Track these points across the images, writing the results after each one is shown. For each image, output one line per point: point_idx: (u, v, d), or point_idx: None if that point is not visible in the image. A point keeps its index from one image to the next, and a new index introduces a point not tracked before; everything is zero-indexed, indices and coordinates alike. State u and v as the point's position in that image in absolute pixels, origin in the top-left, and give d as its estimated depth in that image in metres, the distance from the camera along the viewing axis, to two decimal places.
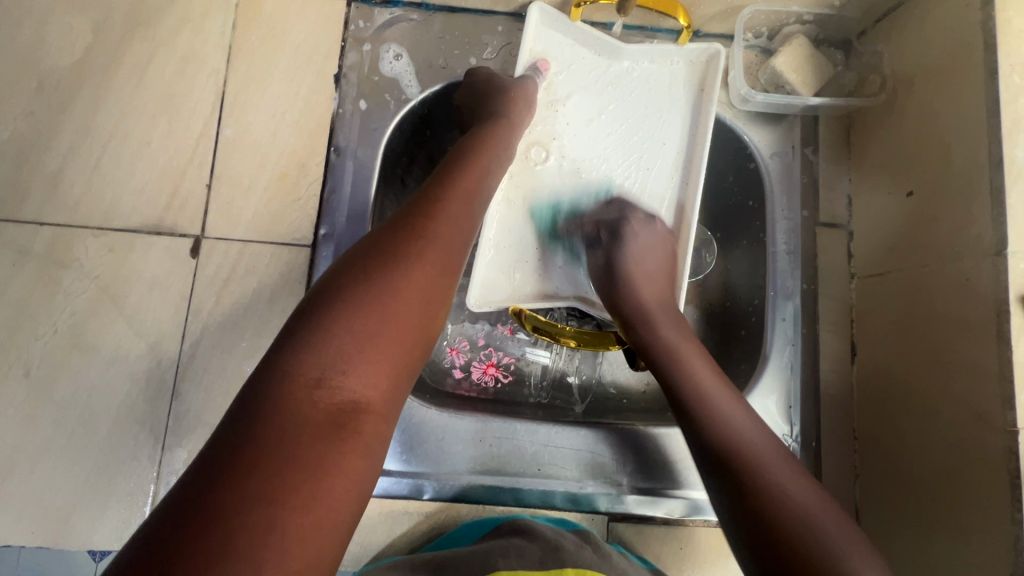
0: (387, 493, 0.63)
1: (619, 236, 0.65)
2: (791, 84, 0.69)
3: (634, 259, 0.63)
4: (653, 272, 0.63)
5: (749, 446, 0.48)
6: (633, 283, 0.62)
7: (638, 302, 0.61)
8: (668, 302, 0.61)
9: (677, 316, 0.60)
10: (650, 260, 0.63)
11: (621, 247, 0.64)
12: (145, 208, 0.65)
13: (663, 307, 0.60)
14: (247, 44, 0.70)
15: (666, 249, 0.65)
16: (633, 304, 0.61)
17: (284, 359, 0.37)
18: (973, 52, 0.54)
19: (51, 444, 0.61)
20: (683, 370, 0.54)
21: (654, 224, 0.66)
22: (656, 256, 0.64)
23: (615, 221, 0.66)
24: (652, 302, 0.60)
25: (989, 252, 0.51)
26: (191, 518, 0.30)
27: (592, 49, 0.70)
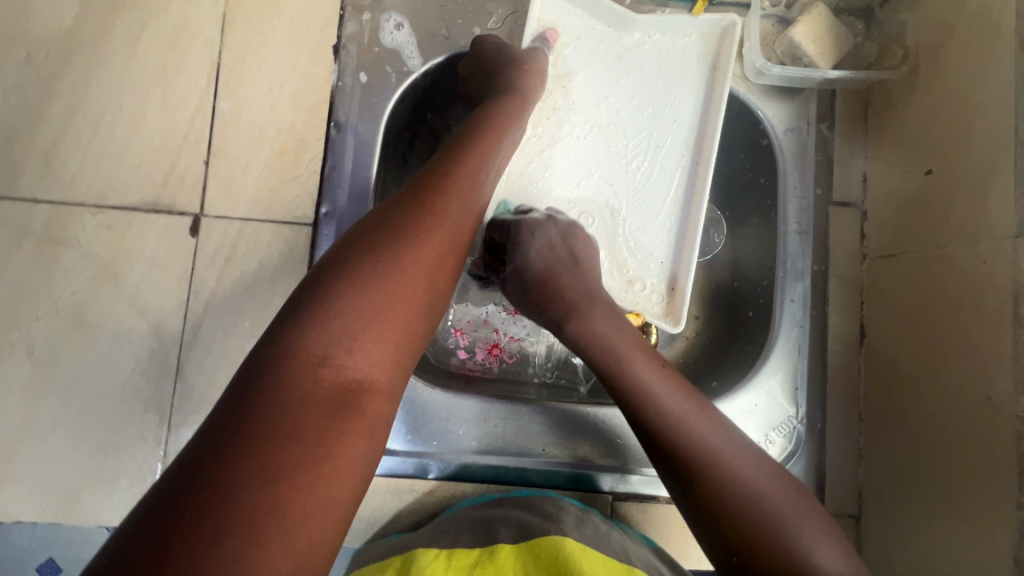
0: (392, 472, 0.64)
1: (524, 235, 0.59)
2: (808, 56, 0.66)
3: (543, 256, 0.58)
4: (571, 264, 0.58)
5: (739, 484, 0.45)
6: (552, 283, 0.57)
7: (597, 336, 0.53)
8: (618, 317, 0.55)
9: (611, 309, 0.55)
10: (557, 253, 0.58)
11: (524, 248, 0.58)
12: (142, 185, 0.64)
13: (586, 300, 0.56)
14: (241, 13, 0.67)
15: (570, 239, 0.60)
16: (560, 304, 0.56)
17: (288, 335, 0.36)
18: (1004, 22, 0.52)
19: (57, 423, 0.61)
20: (677, 423, 0.47)
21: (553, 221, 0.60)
22: (568, 248, 0.59)
23: (512, 225, 0.60)
24: (582, 304, 0.55)
25: (1009, 234, 0.50)
26: (194, 492, 0.30)
27: (601, 19, 0.67)
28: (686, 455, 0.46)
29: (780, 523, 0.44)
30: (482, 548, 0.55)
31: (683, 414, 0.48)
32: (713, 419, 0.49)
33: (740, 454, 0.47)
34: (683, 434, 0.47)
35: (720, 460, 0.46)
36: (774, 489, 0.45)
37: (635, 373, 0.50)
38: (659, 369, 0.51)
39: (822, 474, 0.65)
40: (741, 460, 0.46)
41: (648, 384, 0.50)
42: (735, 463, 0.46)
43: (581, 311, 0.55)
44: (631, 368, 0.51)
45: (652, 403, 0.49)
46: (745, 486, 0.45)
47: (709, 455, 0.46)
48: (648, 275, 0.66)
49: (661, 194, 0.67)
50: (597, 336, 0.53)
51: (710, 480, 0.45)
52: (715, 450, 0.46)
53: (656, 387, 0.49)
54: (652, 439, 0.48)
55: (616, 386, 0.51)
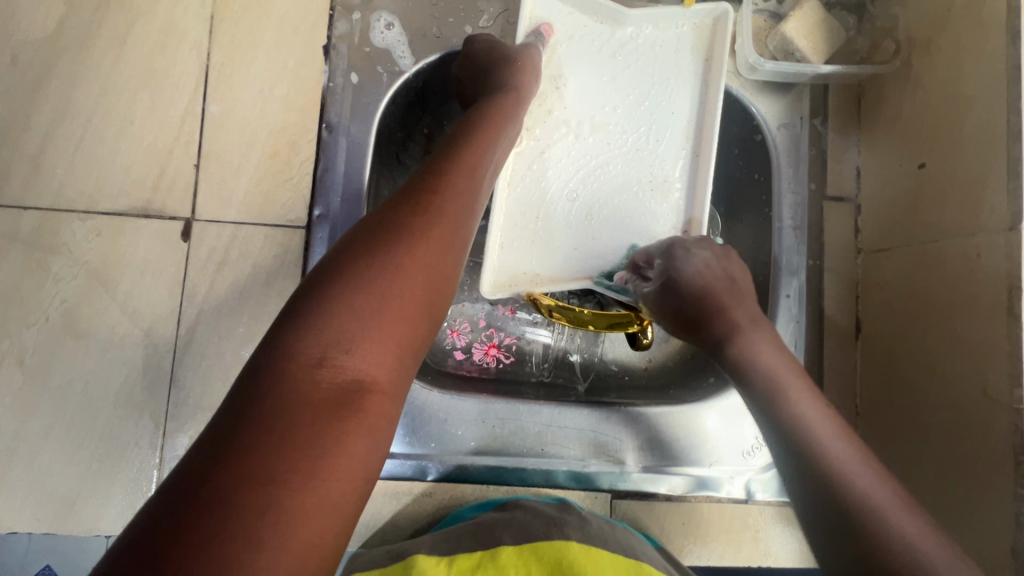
0: (391, 475, 0.63)
1: (679, 256, 0.59)
2: (800, 51, 0.65)
3: (699, 275, 0.58)
4: (731, 285, 0.58)
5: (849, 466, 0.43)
6: (715, 303, 0.56)
7: (774, 370, 0.51)
8: (786, 352, 0.53)
9: (771, 335, 0.55)
10: (716, 272, 0.58)
11: (678, 268, 0.59)
12: (132, 190, 0.63)
13: (751, 324, 0.55)
14: (230, 14, 0.66)
15: (728, 263, 0.59)
16: (724, 325, 0.55)
17: (285, 337, 0.36)
18: (995, 13, 0.52)
19: (51, 433, 0.60)
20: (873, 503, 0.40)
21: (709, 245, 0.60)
22: (722, 267, 0.59)
23: (667, 245, 0.60)
24: (745, 331, 0.54)
25: (1002, 226, 0.50)
26: (192, 497, 0.29)
27: (594, 17, 0.67)
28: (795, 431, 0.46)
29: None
30: (484, 550, 0.55)
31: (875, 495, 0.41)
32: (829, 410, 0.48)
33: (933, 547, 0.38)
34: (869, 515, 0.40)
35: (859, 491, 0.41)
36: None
37: (751, 354, 0.53)
38: (778, 357, 0.52)
39: None
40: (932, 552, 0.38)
41: (809, 422, 0.46)
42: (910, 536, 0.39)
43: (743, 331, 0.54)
44: (784, 393, 0.49)
45: (804, 429, 0.46)
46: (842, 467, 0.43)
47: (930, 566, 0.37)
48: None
49: (659, 190, 0.66)
50: (771, 373, 0.51)
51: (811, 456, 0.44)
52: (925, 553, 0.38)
53: (781, 374, 0.50)
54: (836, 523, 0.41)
55: (800, 444, 0.45)
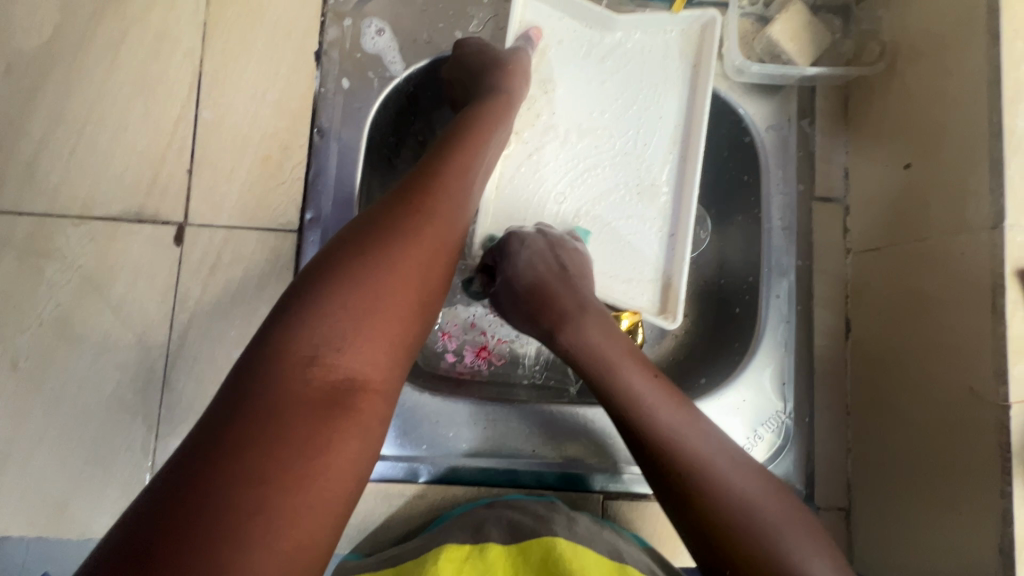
0: (382, 477, 0.63)
1: (507, 253, 0.59)
2: (786, 54, 0.66)
3: (531, 268, 0.58)
4: (562, 272, 0.58)
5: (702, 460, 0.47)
6: (544, 292, 0.58)
7: (594, 348, 0.54)
8: (611, 327, 0.55)
9: (598, 316, 0.56)
10: (542, 268, 0.58)
11: (509, 264, 0.59)
12: (126, 195, 0.64)
13: (579, 311, 0.56)
14: (222, 21, 0.67)
15: (561, 249, 0.60)
16: (553, 312, 0.57)
17: (278, 336, 0.36)
18: (976, 15, 0.52)
19: (44, 437, 0.61)
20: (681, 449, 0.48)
21: (530, 241, 0.59)
22: (559, 254, 0.59)
23: (502, 240, 0.60)
24: (573, 315, 0.56)
25: (986, 225, 0.50)
26: (183, 495, 0.30)
27: (583, 21, 0.68)
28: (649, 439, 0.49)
29: (778, 543, 0.44)
30: (473, 545, 0.55)
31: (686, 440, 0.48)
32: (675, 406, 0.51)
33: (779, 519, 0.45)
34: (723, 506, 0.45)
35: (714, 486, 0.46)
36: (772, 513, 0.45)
37: (594, 350, 0.54)
38: (624, 354, 0.53)
39: (811, 469, 0.65)
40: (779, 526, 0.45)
41: (662, 427, 0.49)
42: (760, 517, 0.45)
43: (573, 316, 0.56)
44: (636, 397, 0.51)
45: (658, 435, 0.49)
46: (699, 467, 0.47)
47: (723, 491, 0.46)
48: (642, 283, 0.65)
49: (648, 192, 0.67)
50: (595, 352, 0.54)
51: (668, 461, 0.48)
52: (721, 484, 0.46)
53: (629, 374, 0.52)
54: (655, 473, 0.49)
55: (617, 414, 0.51)
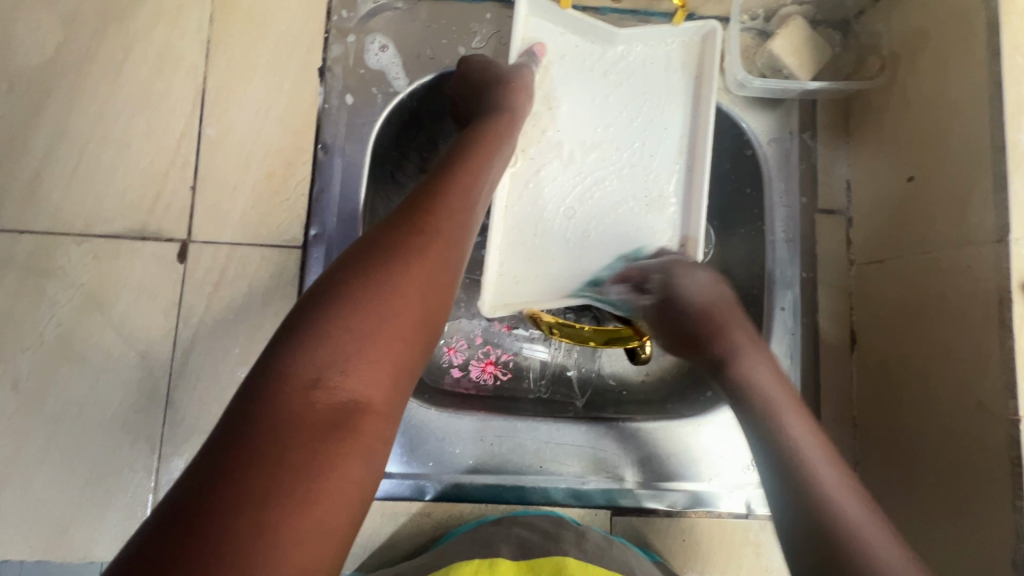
0: (388, 495, 0.63)
1: (680, 278, 0.60)
2: (787, 68, 0.67)
3: (704, 298, 0.58)
4: (730, 306, 0.58)
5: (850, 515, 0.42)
6: (713, 326, 0.57)
7: (763, 389, 0.52)
8: (783, 376, 0.54)
9: (763, 354, 0.56)
10: (705, 300, 0.58)
11: (683, 287, 0.59)
12: (129, 213, 0.64)
13: (750, 347, 0.56)
14: (226, 38, 0.67)
15: (721, 287, 0.60)
16: (723, 345, 0.56)
17: (282, 358, 0.36)
18: (977, 30, 0.53)
19: (45, 457, 0.60)
20: (840, 515, 0.43)
21: (699, 271, 0.60)
22: (718, 289, 0.59)
23: (669, 265, 0.61)
24: (742, 349, 0.55)
25: (991, 238, 0.50)
26: (186, 522, 0.29)
27: (585, 36, 0.68)
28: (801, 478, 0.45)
29: None
30: (483, 559, 0.55)
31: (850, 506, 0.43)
32: (830, 455, 0.47)
33: None
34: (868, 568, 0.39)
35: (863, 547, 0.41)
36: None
37: (756, 384, 0.52)
38: (784, 393, 0.52)
39: None
40: None
41: (812, 466, 0.46)
42: None
43: (743, 346, 0.56)
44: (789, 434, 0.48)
45: (808, 477, 0.45)
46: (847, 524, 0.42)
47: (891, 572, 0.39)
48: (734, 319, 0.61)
49: (653, 205, 0.67)
50: (763, 391, 0.52)
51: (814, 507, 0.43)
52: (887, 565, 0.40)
53: (786, 412, 0.50)
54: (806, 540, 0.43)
55: (778, 465, 0.47)
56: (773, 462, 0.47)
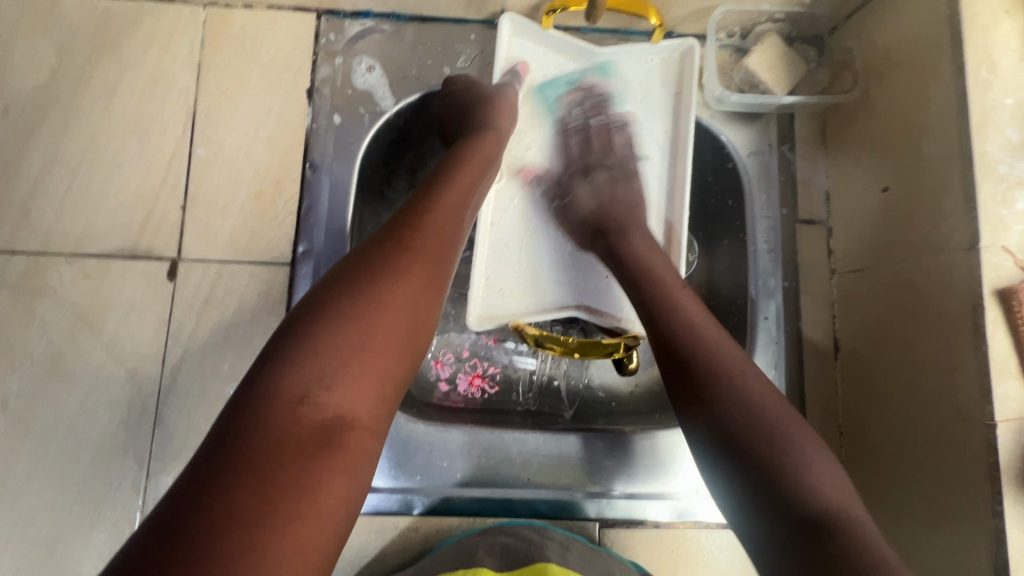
0: (376, 510, 0.63)
1: (576, 187, 0.66)
2: (764, 83, 0.68)
3: (594, 199, 0.64)
4: (616, 200, 0.63)
5: (713, 340, 0.47)
6: (599, 210, 0.63)
7: (638, 257, 0.56)
8: (655, 246, 0.58)
9: (648, 230, 0.60)
10: (601, 194, 0.64)
11: (578, 193, 0.66)
12: (120, 232, 0.65)
13: (626, 224, 0.61)
14: (217, 61, 0.69)
15: (620, 185, 0.65)
16: (608, 223, 0.61)
17: (269, 376, 0.36)
18: (941, 46, 0.55)
19: (33, 477, 0.60)
20: (716, 354, 0.46)
21: (594, 173, 0.66)
22: (609, 184, 0.65)
23: (576, 168, 0.67)
24: (629, 226, 0.60)
25: (962, 247, 0.51)
26: (173, 540, 0.29)
27: (567, 55, 0.70)
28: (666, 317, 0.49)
29: (797, 455, 0.41)
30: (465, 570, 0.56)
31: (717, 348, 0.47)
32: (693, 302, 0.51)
33: (778, 408, 0.43)
34: (718, 378, 0.45)
35: (718, 362, 0.45)
36: (798, 432, 0.42)
37: (633, 249, 0.57)
38: (656, 255, 0.56)
39: None
40: (779, 413, 0.43)
41: (681, 306, 0.50)
42: (759, 402, 0.43)
43: (632, 227, 0.60)
44: (662, 285, 0.52)
45: (676, 317, 0.49)
46: (705, 344, 0.47)
47: (739, 386, 0.44)
48: (650, 210, 0.68)
49: None
50: (638, 258, 0.56)
51: (683, 339, 0.47)
52: (747, 392, 0.44)
53: (659, 269, 0.54)
54: (679, 381, 0.46)
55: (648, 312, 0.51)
56: (645, 312, 0.51)
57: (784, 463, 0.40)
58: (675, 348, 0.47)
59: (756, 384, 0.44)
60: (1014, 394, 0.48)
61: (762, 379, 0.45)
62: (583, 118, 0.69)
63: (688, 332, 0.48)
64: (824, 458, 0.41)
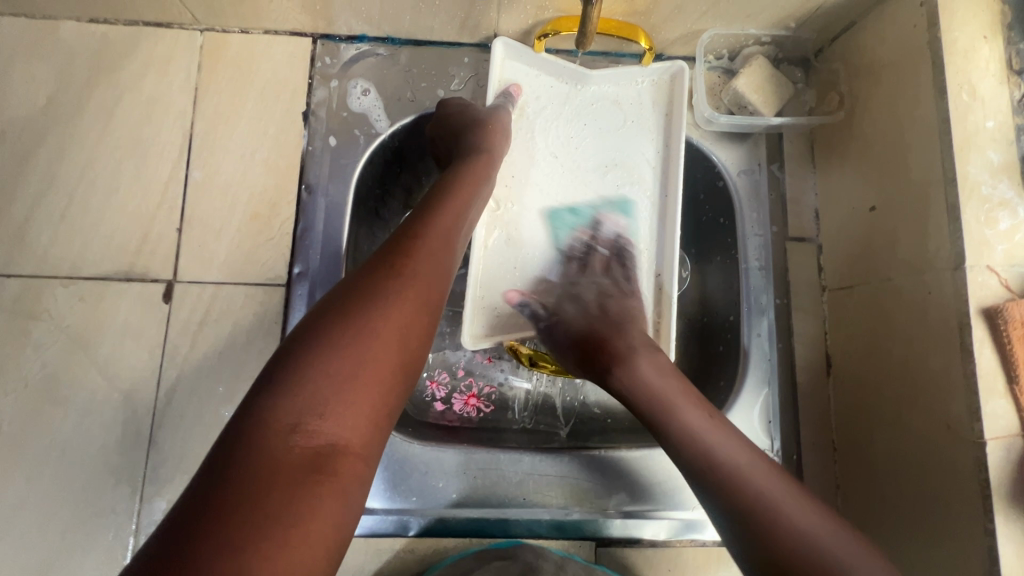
0: (372, 532, 0.63)
1: (564, 306, 0.64)
2: (752, 105, 0.69)
3: (582, 319, 0.61)
4: (605, 316, 0.61)
5: (760, 485, 0.47)
6: (595, 333, 0.59)
7: (650, 387, 0.53)
8: (664, 366, 0.56)
9: (647, 348, 0.57)
10: (590, 309, 0.62)
11: (565, 311, 0.63)
12: (116, 255, 0.65)
13: (633, 347, 0.57)
14: (213, 85, 0.69)
15: (610, 302, 0.63)
16: (610, 351, 0.57)
17: (261, 404, 0.37)
18: (923, 70, 0.56)
19: (26, 502, 0.60)
20: (768, 501, 0.46)
21: (584, 297, 0.64)
22: (596, 301, 0.63)
23: (565, 289, 0.66)
24: (630, 353, 0.56)
25: (948, 265, 0.52)
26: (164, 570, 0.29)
27: (559, 77, 0.71)
28: (707, 469, 0.48)
29: None
30: None
31: (758, 483, 0.47)
32: (725, 437, 0.50)
33: (846, 551, 0.43)
34: (781, 532, 0.44)
35: (773, 510, 0.45)
36: (855, 555, 0.43)
37: (643, 379, 0.54)
38: (672, 382, 0.54)
39: None
40: (848, 558, 0.43)
41: (715, 449, 0.49)
42: (829, 552, 0.43)
43: (631, 351, 0.57)
44: (686, 428, 0.51)
45: (714, 464, 0.48)
46: (755, 492, 0.46)
47: (803, 538, 0.44)
48: (642, 226, 0.69)
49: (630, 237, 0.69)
50: (654, 393, 0.53)
51: (733, 493, 0.47)
52: (798, 528, 0.44)
53: (677, 401, 0.52)
54: (740, 539, 0.46)
55: (685, 459, 0.50)
56: (684, 465, 0.50)
57: None
58: (728, 504, 0.47)
59: (819, 530, 0.44)
60: (1003, 412, 0.48)
61: (819, 518, 0.45)
62: (575, 246, 0.69)
63: (735, 482, 0.47)
64: (887, 574, 0.43)
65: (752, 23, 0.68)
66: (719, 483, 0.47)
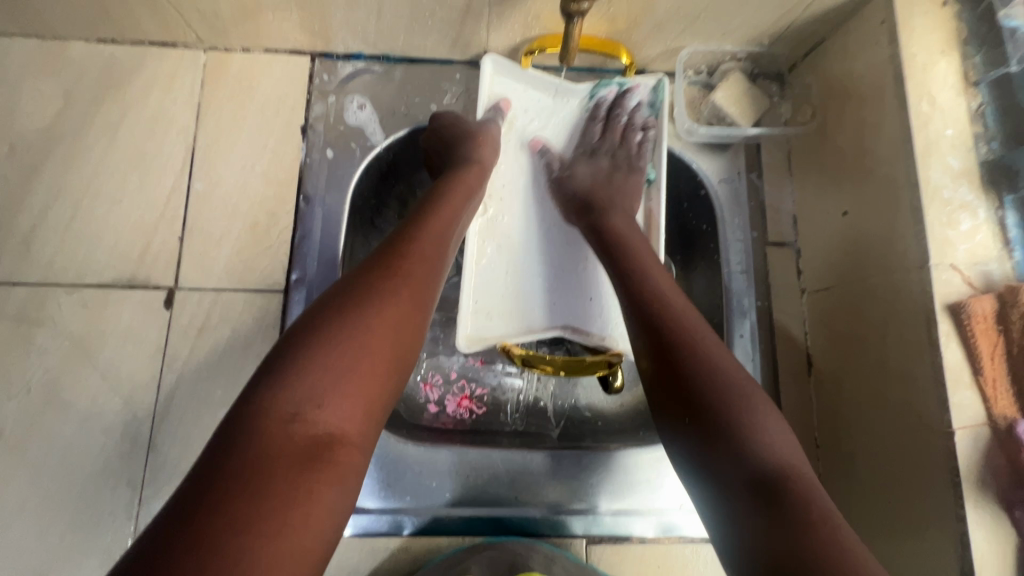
0: (366, 531, 0.64)
1: (577, 165, 0.73)
2: (731, 116, 0.73)
3: (587, 182, 0.70)
4: (608, 184, 0.70)
5: (679, 311, 0.51)
6: (594, 194, 0.69)
7: (618, 236, 0.62)
8: (634, 226, 0.64)
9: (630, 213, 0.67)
10: (597, 175, 0.71)
11: (577, 171, 0.72)
12: (119, 263, 0.67)
13: (614, 205, 0.67)
14: (216, 100, 0.73)
15: (615, 176, 0.71)
16: (601, 204, 0.67)
17: (262, 396, 0.38)
18: (886, 82, 0.60)
19: (25, 505, 0.61)
20: (680, 322, 0.49)
21: (595, 162, 0.72)
22: (608, 169, 0.72)
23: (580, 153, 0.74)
24: (615, 207, 0.67)
25: (915, 264, 0.55)
26: (169, 547, 0.31)
27: (546, 92, 0.75)
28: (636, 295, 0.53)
29: (754, 422, 0.43)
30: None
31: (677, 311, 0.51)
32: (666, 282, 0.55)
33: (738, 376, 0.46)
34: (680, 342, 0.47)
35: (680, 327, 0.49)
36: (753, 391, 0.45)
37: (614, 231, 0.63)
38: (638, 240, 0.61)
39: None
40: (739, 380, 0.45)
41: (649, 284, 0.54)
42: (721, 369, 0.46)
43: (616, 209, 0.66)
44: (635, 265, 0.57)
45: (646, 290, 0.53)
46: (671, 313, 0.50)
47: (700, 352, 0.47)
48: None
49: None
50: (619, 236, 0.62)
51: (652, 312, 0.51)
52: (703, 351, 0.47)
53: (634, 247, 0.60)
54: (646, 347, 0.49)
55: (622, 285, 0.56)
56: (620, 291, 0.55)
57: (739, 427, 0.43)
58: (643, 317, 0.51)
59: (720, 354, 0.47)
60: (970, 403, 0.51)
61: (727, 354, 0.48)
62: (599, 112, 0.75)
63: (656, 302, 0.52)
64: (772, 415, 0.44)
65: (729, 40, 0.72)
66: (644, 307, 0.52)
